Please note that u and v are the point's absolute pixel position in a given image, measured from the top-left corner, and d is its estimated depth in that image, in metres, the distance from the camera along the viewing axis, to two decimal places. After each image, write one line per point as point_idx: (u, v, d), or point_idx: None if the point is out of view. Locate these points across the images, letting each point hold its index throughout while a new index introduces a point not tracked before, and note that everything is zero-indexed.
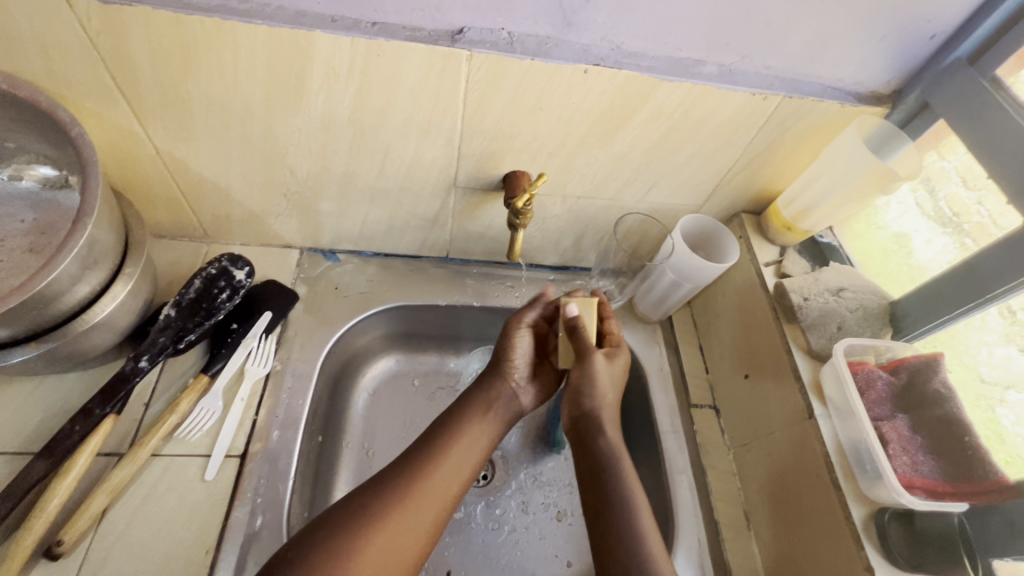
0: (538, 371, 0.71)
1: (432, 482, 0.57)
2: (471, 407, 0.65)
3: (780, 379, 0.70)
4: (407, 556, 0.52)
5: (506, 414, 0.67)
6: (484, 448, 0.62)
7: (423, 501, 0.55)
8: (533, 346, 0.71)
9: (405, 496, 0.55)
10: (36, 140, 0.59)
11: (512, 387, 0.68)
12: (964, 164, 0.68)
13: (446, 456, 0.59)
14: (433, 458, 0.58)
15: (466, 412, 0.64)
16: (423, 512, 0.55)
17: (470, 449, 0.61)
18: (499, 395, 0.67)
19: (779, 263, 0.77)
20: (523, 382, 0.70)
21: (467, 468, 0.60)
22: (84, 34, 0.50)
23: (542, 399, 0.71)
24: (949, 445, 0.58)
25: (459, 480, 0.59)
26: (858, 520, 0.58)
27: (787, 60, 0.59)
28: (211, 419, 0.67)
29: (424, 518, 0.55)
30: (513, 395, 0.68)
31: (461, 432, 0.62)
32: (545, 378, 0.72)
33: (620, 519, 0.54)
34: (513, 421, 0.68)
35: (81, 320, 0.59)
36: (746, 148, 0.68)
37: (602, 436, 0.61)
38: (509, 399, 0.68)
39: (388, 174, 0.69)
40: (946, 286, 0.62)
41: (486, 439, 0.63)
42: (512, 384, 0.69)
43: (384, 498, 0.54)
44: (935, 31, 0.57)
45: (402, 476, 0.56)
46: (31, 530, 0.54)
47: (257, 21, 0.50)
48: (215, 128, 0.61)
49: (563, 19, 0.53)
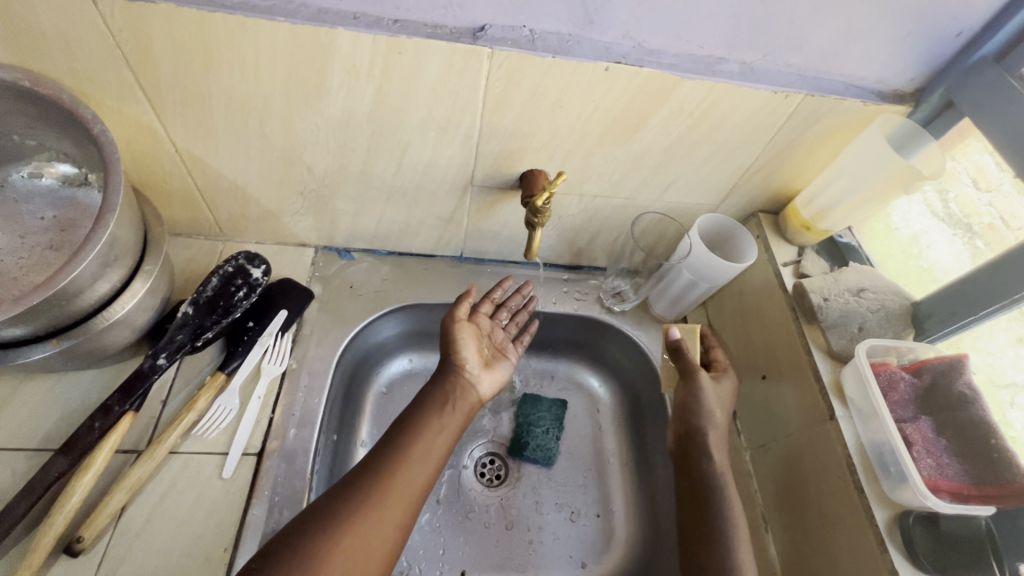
0: (488, 362, 0.71)
1: (397, 478, 0.57)
2: (428, 403, 0.64)
3: (800, 379, 0.69)
4: (380, 551, 0.52)
5: (467, 403, 0.66)
6: (448, 438, 0.63)
7: (390, 499, 0.55)
8: (475, 339, 0.70)
9: (374, 495, 0.55)
10: (57, 138, 0.59)
11: (467, 379, 0.68)
12: (974, 165, 0.69)
13: (411, 450, 0.59)
14: (397, 455, 0.58)
15: (424, 408, 0.64)
16: (393, 506, 0.55)
17: (433, 439, 0.61)
18: (455, 387, 0.66)
19: (797, 263, 0.77)
20: (477, 374, 0.69)
21: (431, 462, 0.60)
22: (107, 32, 0.51)
23: (496, 387, 0.71)
24: (975, 447, 0.57)
25: (424, 474, 0.59)
26: (882, 523, 0.57)
27: (809, 58, 0.58)
28: (228, 417, 0.67)
29: (394, 513, 0.54)
30: (469, 387, 0.68)
31: (421, 426, 0.62)
32: (496, 367, 0.72)
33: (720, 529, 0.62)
34: (473, 412, 0.67)
35: (101, 317, 0.59)
36: (766, 146, 0.68)
37: (707, 459, 0.67)
38: (468, 390, 0.67)
39: (405, 173, 0.69)
40: (971, 287, 0.61)
41: (448, 429, 0.63)
42: (466, 376, 0.68)
43: (354, 498, 0.54)
44: (961, 29, 0.56)
45: (370, 477, 0.56)
46: (52, 526, 0.54)
47: (280, 18, 0.50)
48: (235, 126, 0.61)
49: (586, 16, 0.53)
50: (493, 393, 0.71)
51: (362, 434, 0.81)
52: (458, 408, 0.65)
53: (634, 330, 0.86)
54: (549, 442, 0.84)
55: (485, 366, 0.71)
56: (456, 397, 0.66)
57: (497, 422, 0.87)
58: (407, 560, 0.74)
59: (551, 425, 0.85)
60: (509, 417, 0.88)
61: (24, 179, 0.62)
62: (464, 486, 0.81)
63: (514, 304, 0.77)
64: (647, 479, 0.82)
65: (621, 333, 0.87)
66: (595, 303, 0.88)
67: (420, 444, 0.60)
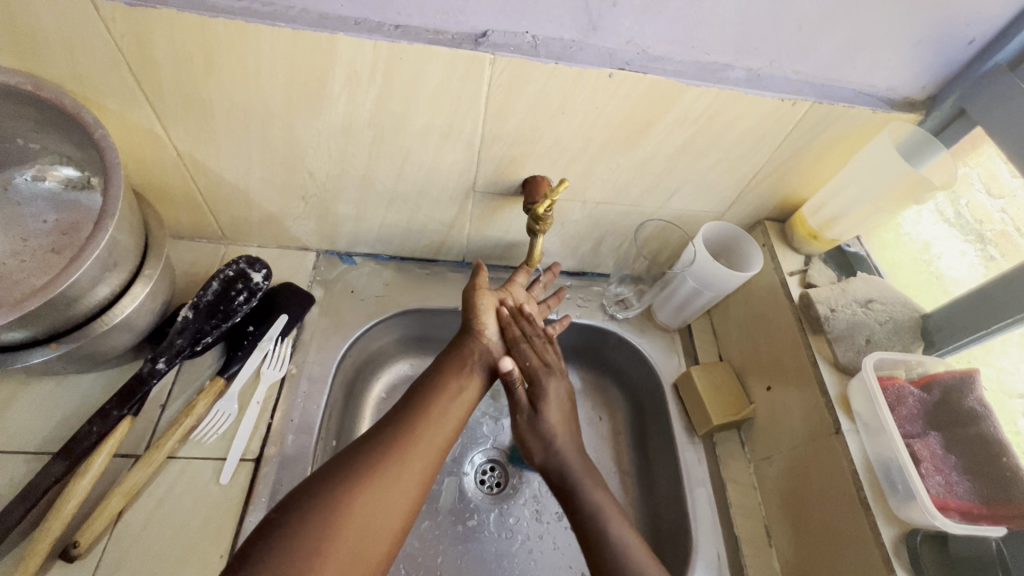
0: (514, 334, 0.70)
1: (417, 436, 0.56)
2: (449, 364, 0.65)
3: (804, 391, 0.68)
4: (401, 506, 0.52)
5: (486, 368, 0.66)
6: (467, 403, 0.63)
7: (410, 455, 0.55)
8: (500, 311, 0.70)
9: (395, 452, 0.54)
10: (59, 142, 0.60)
11: (485, 343, 0.68)
12: (988, 171, 0.68)
13: (431, 409, 0.59)
14: (418, 414, 0.58)
15: (444, 370, 0.64)
16: (413, 464, 0.54)
17: (456, 400, 0.61)
18: (473, 350, 0.67)
19: (804, 272, 0.75)
20: (497, 341, 0.69)
21: (452, 420, 0.60)
22: (109, 35, 0.50)
23: None
24: (987, 464, 0.56)
25: (445, 434, 0.59)
26: (889, 542, 0.56)
27: (817, 66, 0.57)
28: (227, 422, 0.67)
29: (415, 470, 0.54)
30: (488, 352, 0.68)
31: (442, 387, 0.62)
32: None
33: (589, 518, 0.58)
34: (491, 380, 0.67)
35: (102, 320, 0.59)
36: (772, 155, 0.67)
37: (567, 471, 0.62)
38: (486, 354, 0.67)
39: (407, 178, 0.69)
40: (982, 301, 0.60)
41: (467, 391, 0.63)
42: (486, 341, 0.68)
43: (373, 456, 0.53)
44: (974, 36, 0.55)
45: (387, 436, 0.56)
46: (49, 531, 0.54)
47: (280, 24, 0.50)
48: (235, 131, 0.61)
49: (589, 23, 0.52)
50: None
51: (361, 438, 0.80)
52: (475, 370, 0.65)
53: (637, 339, 0.86)
54: None
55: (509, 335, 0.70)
56: (474, 360, 0.66)
57: (497, 429, 0.87)
58: (405, 566, 0.73)
59: None
60: (510, 424, 0.87)
61: (28, 182, 0.62)
62: (463, 494, 0.80)
63: (547, 282, 0.77)
64: (648, 491, 0.81)
65: (623, 341, 0.86)
66: (598, 311, 0.87)
67: (440, 404, 0.60)
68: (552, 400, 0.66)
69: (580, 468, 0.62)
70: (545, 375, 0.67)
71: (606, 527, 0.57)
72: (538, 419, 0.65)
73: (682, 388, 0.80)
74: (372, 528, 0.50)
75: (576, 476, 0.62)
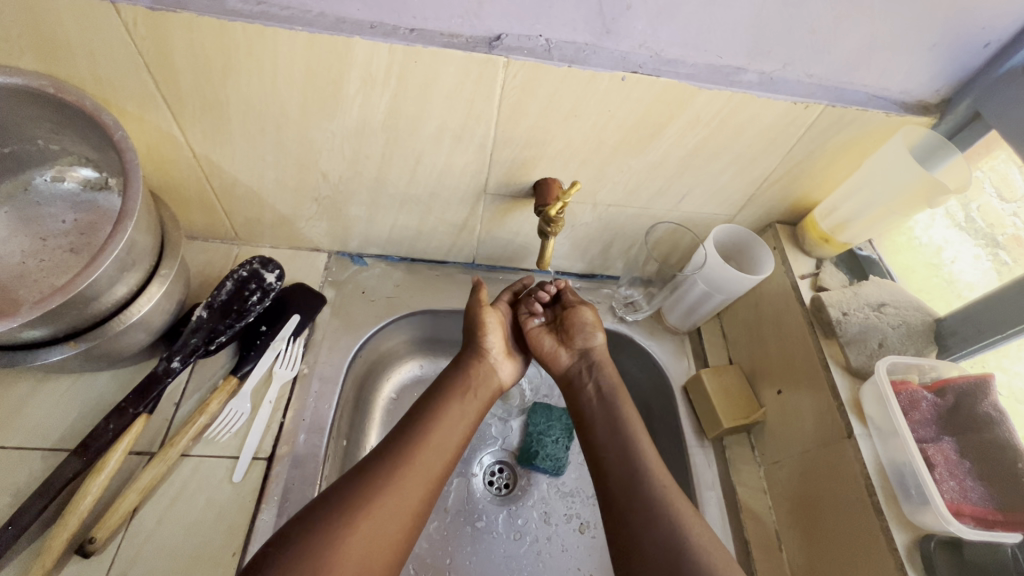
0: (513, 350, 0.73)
1: (418, 463, 0.58)
2: (454, 386, 0.66)
3: (816, 394, 0.67)
4: (397, 532, 0.54)
5: (488, 389, 0.68)
6: (467, 427, 0.64)
7: (410, 483, 0.56)
8: (502, 327, 0.72)
9: (391, 480, 0.55)
10: (80, 143, 0.61)
11: (489, 364, 0.70)
12: (999, 175, 0.67)
13: (432, 434, 0.61)
14: (418, 439, 0.60)
15: (447, 393, 0.65)
16: (411, 492, 0.56)
17: (454, 422, 0.63)
18: (478, 372, 0.68)
19: (816, 276, 0.75)
20: (499, 360, 0.71)
21: (453, 445, 0.61)
22: (129, 39, 0.51)
23: (516, 374, 0.73)
24: (1001, 471, 0.55)
25: (444, 460, 0.60)
26: (902, 548, 0.55)
27: (830, 69, 0.57)
28: (239, 421, 0.67)
29: (411, 498, 0.56)
30: (491, 371, 0.70)
31: (445, 410, 0.63)
32: (518, 355, 0.74)
33: (642, 488, 0.58)
34: (494, 397, 0.70)
35: (119, 320, 0.60)
36: (784, 157, 0.66)
37: (602, 381, 0.69)
38: (490, 375, 0.69)
39: (419, 180, 0.69)
40: (997, 305, 0.60)
41: (468, 415, 0.64)
42: (490, 361, 0.70)
43: (373, 482, 0.55)
44: (990, 39, 0.55)
45: (384, 461, 0.57)
46: (66, 526, 0.55)
47: (298, 28, 0.51)
48: (252, 133, 0.62)
49: (602, 26, 0.53)
50: (513, 378, 0.73)
51: (371, 438, 0.81)
52: (480, 393, 0.67)
53: (647, 341, 0.85)
54: (559, 451, 0.82)
55: (508, 354, 0.72)
56: (479, 382, 0.68)
57: (505, 430, 0.87)
58: (415, 567, 0.73)
59: (561, 435, 0.84)
60: (518, 425, 0.88)
61: (47, 183, 0.63)
62: (473, 495, 0.81)
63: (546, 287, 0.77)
64: None
65: (633, 343, 0.86)
66: (607, 312, 0.87)
67: (443, 428, 0.62)
68: (591, 318, 0.73)
69: (614, 381, 0.69)
70: (580, 303, 0.74)
71: (664, 508, 0.57)
72: (581, 325, 0.72)
73: (692, 391, 0.80)
74: (371, 557, 0.51)
75: (610, 381, 0.69)
